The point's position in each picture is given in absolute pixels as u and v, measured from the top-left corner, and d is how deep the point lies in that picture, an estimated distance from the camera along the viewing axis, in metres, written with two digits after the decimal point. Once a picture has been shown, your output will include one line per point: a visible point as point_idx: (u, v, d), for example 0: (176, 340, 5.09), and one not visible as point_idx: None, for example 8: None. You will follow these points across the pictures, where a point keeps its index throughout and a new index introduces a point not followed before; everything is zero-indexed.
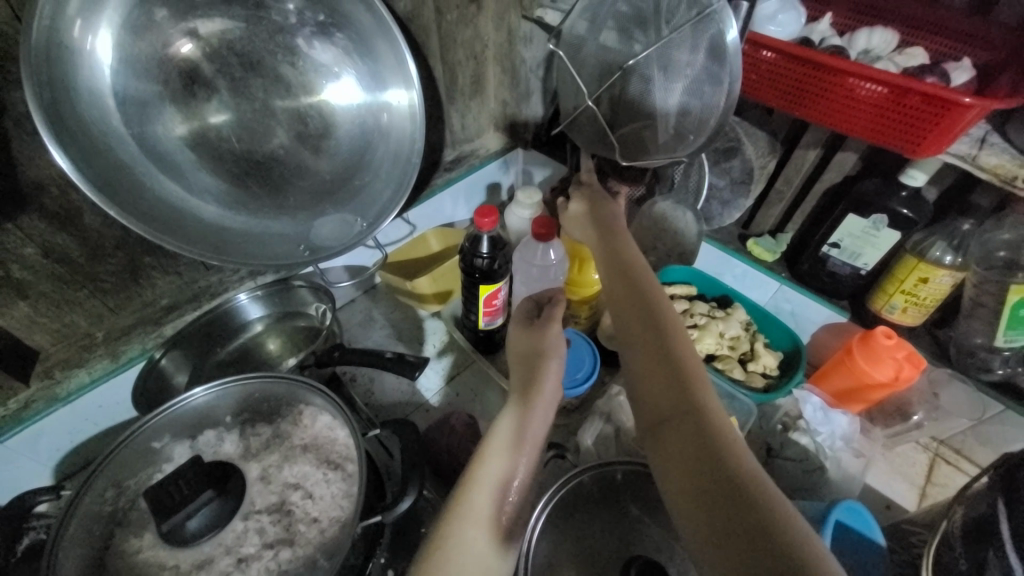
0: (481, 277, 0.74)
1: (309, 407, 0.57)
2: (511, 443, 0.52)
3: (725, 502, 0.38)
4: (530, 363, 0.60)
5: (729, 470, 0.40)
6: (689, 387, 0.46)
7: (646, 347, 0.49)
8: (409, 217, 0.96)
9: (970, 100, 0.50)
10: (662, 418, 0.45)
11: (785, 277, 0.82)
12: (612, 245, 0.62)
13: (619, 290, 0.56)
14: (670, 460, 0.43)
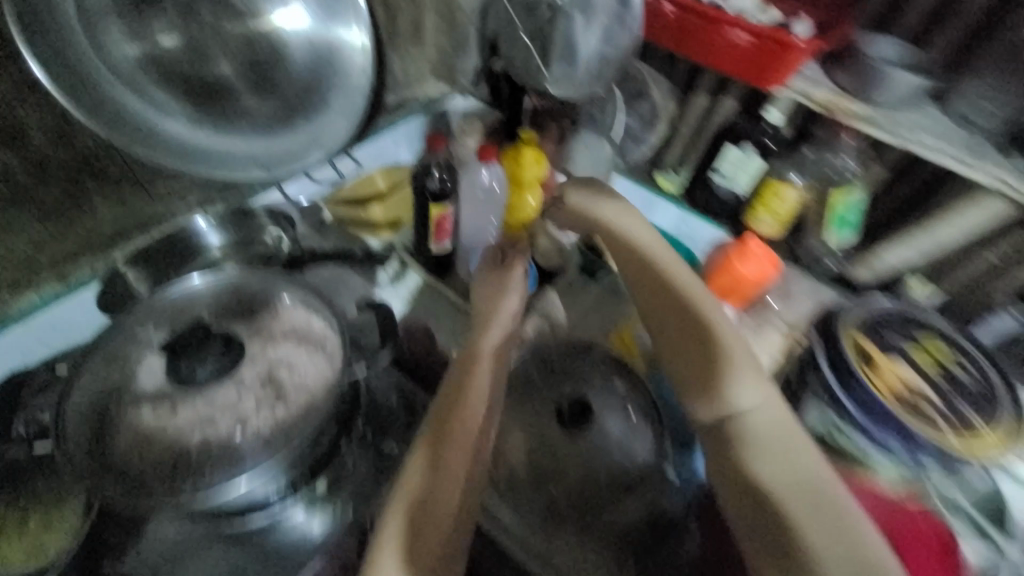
0: (432, 198, 0.87)
1: (287, 303, 0.64)
2: (442, 424, 0.55)
3: (783, 487, 0.50)
4: (474, 360, 0.61)
5: (802, 463, 0.51)
6: (735, 389, 0.57)
7: (695, 367, 0.61)
8: (354, 154, 1.02)
9: (804, 44, 0.70)
10: (721, 418, 0.57)
11: (683, 204, 0.99)
12: (654, 275, 0.68)
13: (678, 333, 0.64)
14: (744, 456, 0.53)
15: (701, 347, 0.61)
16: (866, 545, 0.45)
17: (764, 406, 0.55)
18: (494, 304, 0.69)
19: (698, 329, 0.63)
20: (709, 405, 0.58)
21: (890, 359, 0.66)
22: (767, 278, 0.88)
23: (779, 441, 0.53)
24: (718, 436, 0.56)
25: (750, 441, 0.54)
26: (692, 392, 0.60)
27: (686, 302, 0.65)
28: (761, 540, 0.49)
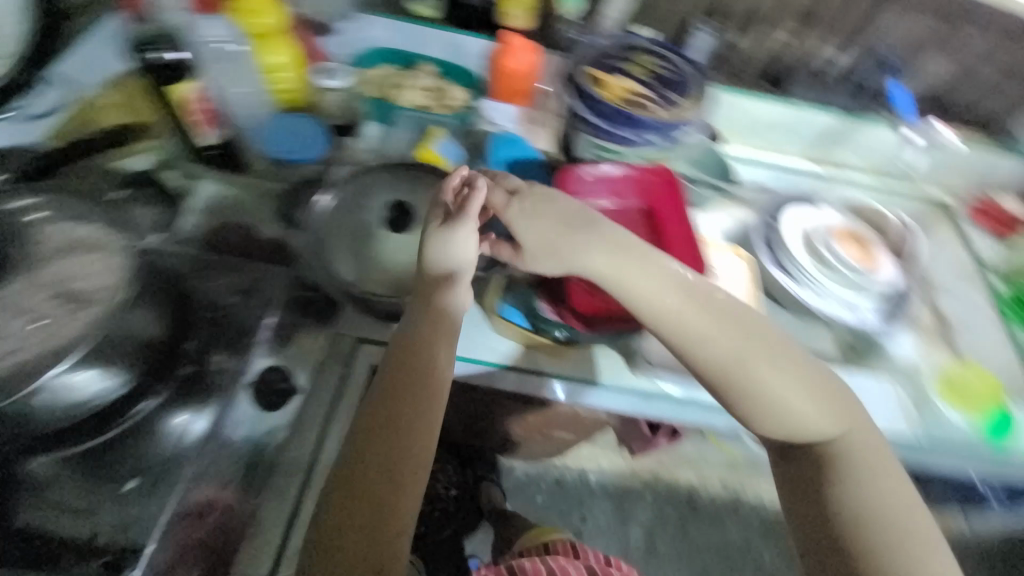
0: (171, 75, 0.77)
1: (29, 214, 0.65)
2: (383, 459, 0.62)
3: (866, 490, 0.62)
4: (399, 383, 0.66)
5: (882, 459, 0.66)
6: (833, 414, 0.68)
7: (808, 414, 0.67)
8: (53, 74, 0.92)
9: None
10: (831, 452, 0.66)
11: (447, 26, 1.09)
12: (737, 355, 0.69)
13: (751, 370, 0.69)
14: (844, 484, 0.64)
15: (814, 399, 0.68)
16: (909, 506, 0.63)
17: (872, 440, 0.67)
18: (445, 261, 0.71)
19: (784, 366, 0.70)
20: (806, 445, 0.67)
21: (614, 76, 0.82)
22: (535, 66, 1.03)
23: (862, 456, 0.65)
24: (828, 462, 0.65)
25: (853, 463, 0.65)
26: (777, 421, 0.68)
27: (754, 344, 0.70)
28: (861, 532, 0.60)
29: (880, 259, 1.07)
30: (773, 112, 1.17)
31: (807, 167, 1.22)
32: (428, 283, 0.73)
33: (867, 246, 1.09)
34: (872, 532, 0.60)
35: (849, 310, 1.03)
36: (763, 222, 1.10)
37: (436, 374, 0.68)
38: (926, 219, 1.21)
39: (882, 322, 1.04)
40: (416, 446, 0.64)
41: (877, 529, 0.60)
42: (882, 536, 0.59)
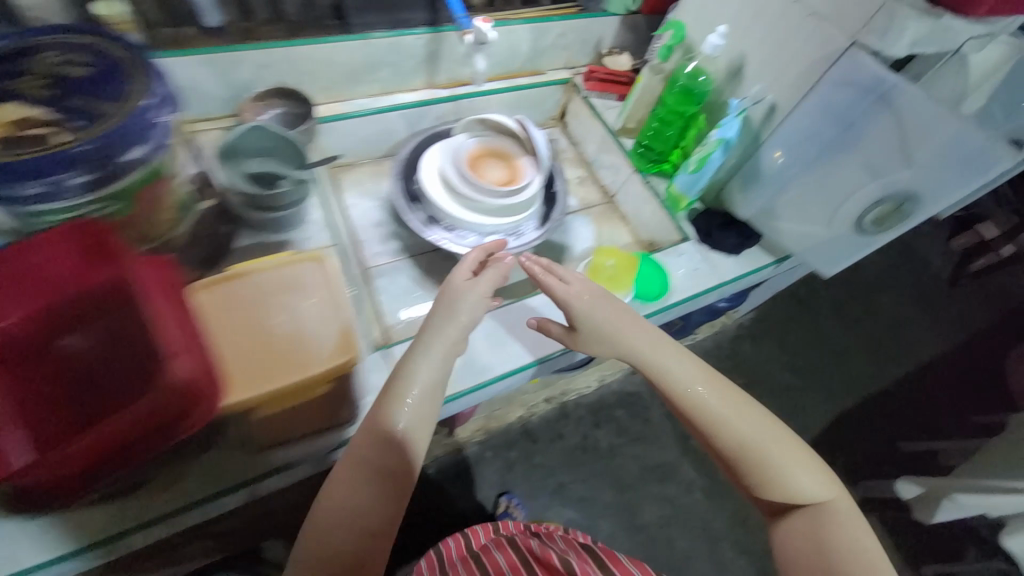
0: None
1: None
2: (377, 476, 0.63)
3: (828, 543, 0.66)
4: (394, 421, 0.64)
5: (852, 527, 0.67)
6: (799, 476, 0.70)
7: (801, 463, 0.70)
8: None
9: None
10: (802, 509, 0.69)
11: None
12: (773, 457, 0.70)
13: (757, 441, 0.71)
14: (831, 535, 0.66)
15: (778, 448, 0.71)
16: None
17: (832, 500, 0.69)
18: (453, 316, 0.72)
19: (746, 410, 0.73)
20: (782, 495, 0.70)
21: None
22: None
23: (835, 520, 0.67)
24: (799, 518, 0.69)
25: (819, 525, 0.68)
26: (772, 478, 0.69)
27: (741, 411, 0.72)
28: (811, 568, 0.66)
29: (523, 164, 1.06)
30: (349, 52, 0.98)
31: (441, 94, 1.15)
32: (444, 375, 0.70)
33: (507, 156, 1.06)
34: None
35: (506, 231, 1.01)
36: (401, 185, 1.03)
37: (418, 405, 0.66)
38: (562, 107, 1.32)
39: (540, 227, 1.03)
40: (391, 476, 0.63)
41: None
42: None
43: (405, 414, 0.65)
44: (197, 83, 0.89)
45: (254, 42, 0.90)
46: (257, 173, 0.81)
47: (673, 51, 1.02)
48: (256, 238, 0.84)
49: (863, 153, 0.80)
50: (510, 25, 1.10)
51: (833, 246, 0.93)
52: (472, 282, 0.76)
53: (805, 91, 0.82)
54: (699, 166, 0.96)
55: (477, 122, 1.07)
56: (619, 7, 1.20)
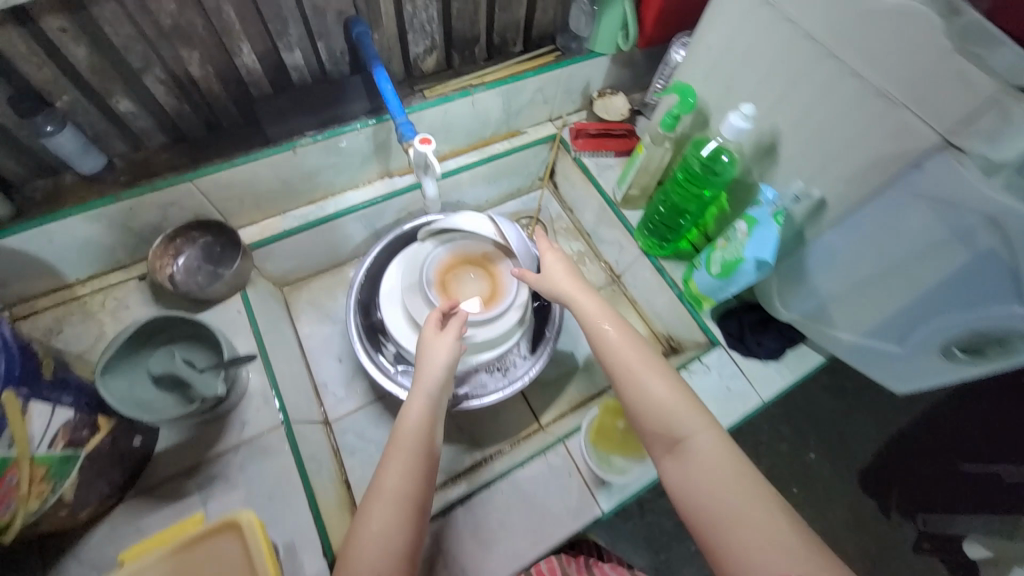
0: None
1: None
2: (398, 497, 0.54)
3: (691, 474, 0.51)
4: (404, 449, 0.57)
5: (719, 447, 0.52)
6: (675, 413, 0.55)
7: (679, 386, 0.57)
8: None
9: None
10: (676, 444, 0.53)
11: None
12: (666, 385, 0.57)
13: (658, 365, 0.59)
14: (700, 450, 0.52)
15: (665, 379, 0.58)
16: (763, 537, 0.45)
17: (709, 434, 0.53)
18: (430, 360, 0.66)
19: (632, 352, 0.60)
20: (652, 434, 0.55)
21: None
22: None
23: (706, 456, 0.51)
24: (674, 453, 0.53)
25: (689, 461, 0.52)
26: (646, 401, 0.56)
27: (648, 362, 0.59)
28: (702, 489, 0.50)
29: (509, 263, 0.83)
30: (274, 167, 0.79)
31: (401, 183, 0.94)
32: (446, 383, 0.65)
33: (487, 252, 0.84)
34: (702, 528, 0.49)
35: (492, 366, 0.82)
36: (359, 313, 0.87)
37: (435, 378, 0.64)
38: (550, 165, 1.11)
39: (532, 353, 0.85)
40: (414, 493, 0.55)
41: (703, 521, 0.49)
42: (711, 529, 0.48)
43: (445, 354, 0.66)
44: (99, 246, 0.75)
45: (149, 181, 0.72)
46: (161, 373, 0.62)
47: (680, 120, 0.78)
48: (186, 435, 0.70)
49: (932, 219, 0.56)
50: (472, 94, 0.88)
51: (907, 365, 0.74)
52: (444, 336, 0.68)
53: (870, 195, 0.61)
54: (726, 275, 0.75)
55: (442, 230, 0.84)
56: (606, 45, 0.93)
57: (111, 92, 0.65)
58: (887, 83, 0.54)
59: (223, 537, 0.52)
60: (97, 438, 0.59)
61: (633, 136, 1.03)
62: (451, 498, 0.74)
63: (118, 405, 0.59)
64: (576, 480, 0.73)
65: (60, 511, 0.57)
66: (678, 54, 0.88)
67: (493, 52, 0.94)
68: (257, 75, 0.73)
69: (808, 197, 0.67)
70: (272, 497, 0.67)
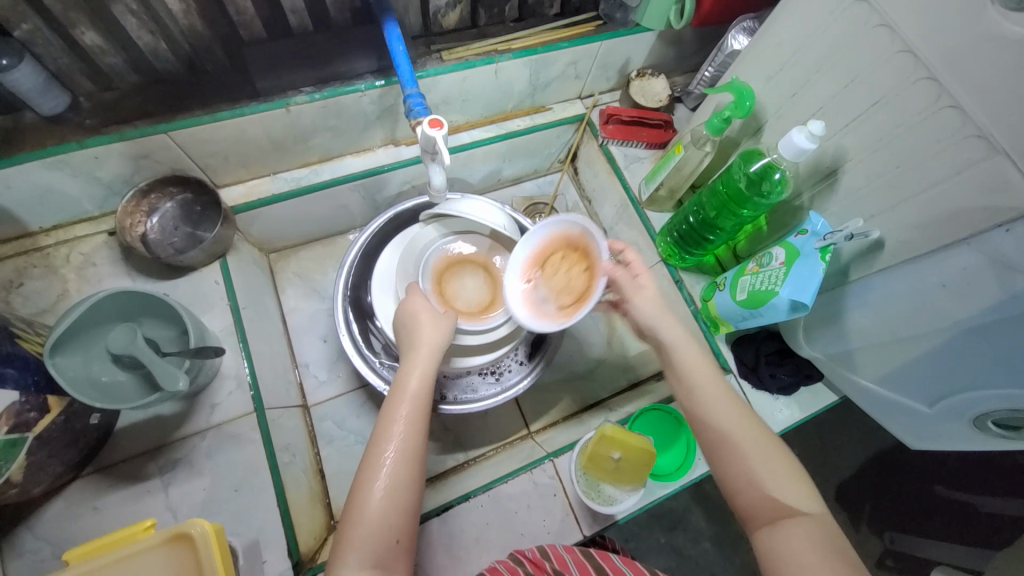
0: None
1: None
2: (409, 456, 0.50)
3: (794, 554, 0.44)
4: (404, 408, 0.52)
5: (823, 533, 0.45)
6: (782, 480, 0.48)
7: (785, 458, 0.50)
8: None
9: None
10: (779, 517, 0.46)
11: None
12: (766, 447, 0.50)
13: (760, 429, 0.51)
14: (807, 532, 0.45)
15: (767, 445, 0.50)
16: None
17: (818, 517, 0.46)
18: (414, 330, 0.61)
19: (737, 407, 0.52)
20: (748, 498, 0.48)
21: None
22: None
23: (814, 539, 0.44)
24: (774, 525, 0.46)
25: (793, 541, 0.45)
26: (753, 465, 0.49)
27: (750, 417, 0.52)
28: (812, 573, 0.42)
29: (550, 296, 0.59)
30: (266, 125, 0.70)
31: (406, 154, 0.85)
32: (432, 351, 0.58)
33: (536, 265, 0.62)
34: None
35: (484, 368, 0.78)
36: (348, 294, 0.80)
37: (427, 348, 0.58)
38: (573, 148, 1.01)
39: (529, 360, 0.80)
40: (407, 452, 0.50)
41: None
42: None
43: (429, 327, 0.60)
44: (62, 196, 0.66)
45: (118, 130, 0.63)
46: (120, 352, 0.56)
47: (730, 123, 0.69)
48: (150, 415, 0.66)
49: (988, 264, 0.49)
50: (496, 62, 0.77)
51: (932, 425, 0.69)
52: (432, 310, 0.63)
53: (934, 251, 0.53)
54: (752, 306, 0.68)
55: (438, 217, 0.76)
56: (655, 20, 0.81)
57: (75, 21, 0.55)
58: (993, 124, 0.45)
59: (175, 547, 0.48)
60: (47, 419, 0.54)
61: (669, 128, 0.91)
62: (429, 505, 0.71)
63: (71, 388, 0.54)
64: (561, 501, 0.69)
65: (6, 493, 0.52)
66: (737, 40, 0.78)
67: (525, 12, 0.82)
68: (249, 16, 0.63)
69: (865, 237, 0.58)
70: (238, 490, 0.63)
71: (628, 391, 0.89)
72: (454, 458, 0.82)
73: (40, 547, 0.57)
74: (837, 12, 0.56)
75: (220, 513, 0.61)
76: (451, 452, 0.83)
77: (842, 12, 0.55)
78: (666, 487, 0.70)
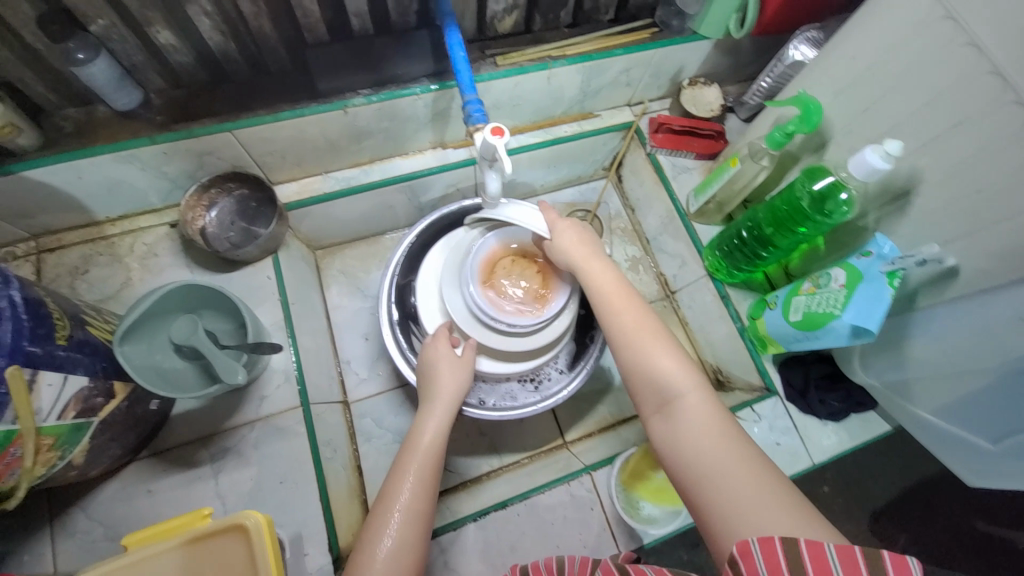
0: None
1: None
2: (415, 513, 0.51)
3: (681, 442, 0.45)
4: (417, 456, 0.55)
5: (711, 419, 0.46)
6: (668, 367, 0.50)
7: (674, 350, 0.51)
8: None
9: None
10: (665, 403, 0.48)
11: None
12: (650, 339, 0.52)
13: (650, 325, 0.54)
14: (690, 420, 0.46)
15: (654, 337, 0.52)
16: (755, 490, 0.40)
17: (702, 393, 0.48)
18: (432, 385, 0.64)
19: (629, 310, 0.55)
20: (641, 390, 0.50)
21: None
22: None
23: (697, 416, 0.46)
24: (663, 412, 0.48)
25: (678, 420, 0.46)
26: (640, 361, 0.51)
27: (641, 320, 0.54)
28: (695, 453, 0.44)
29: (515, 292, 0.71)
30: (323, 126, 0.71)
31: (454, 157, 0.85)
32: (449, 404, 0.62)
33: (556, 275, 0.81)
34: (693, 494, 0.43)
35: (525, 376, 0.77)
36: (391, 294, 0.81)
37: (444, 404, 0.62)
38: (618, 156, 1.00)
39: (569, 368, 0.79)
40: (417, 504, 0.52)
41: (689, 484, 0.44)
42: (700, 491, 0.42)
43: (445, 376, 0.65)
44: (129, 188, 0.69)
45: (186, 127, 0.65)
46: (181, 343, 0.58)
47: (793, 137, 0.67)
48: (202, 403, 0.68)
49: None
50: (550, 68, 0.77)
51: (995, 464, 0.65)
52: (452, 357, 0.67)
53: (1015, 282, 0.51)
54: (807, 328, 0.66)
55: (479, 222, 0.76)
56: (714, 29, 0.79)
57: (150, 20, 0.57)
58: None
59: (232, 536, 0.49)
60: (112, 404, 0.56)
61: (721, 139, 0.89)
62: (464, 509, 0.71)
63: (134, 374, 0.56)
64: (598, 515, 0.69)
65: (68, 473, 0.55)
66: (799, 50, 0.75)
67: (580, 17, 0.81)
68: (314, 18, 0.64)
69: (938, 263, 0.56)
70: (282, 482, 0.64)
71: None
72: (487, 462, 0.83)
73: (93, 528, 0.60)
74: (920, 26, 0.53)
75: (265, 503, 0.63)
76: (484, 456, 0.83)
77: (926, 27, 0.52)
78: None
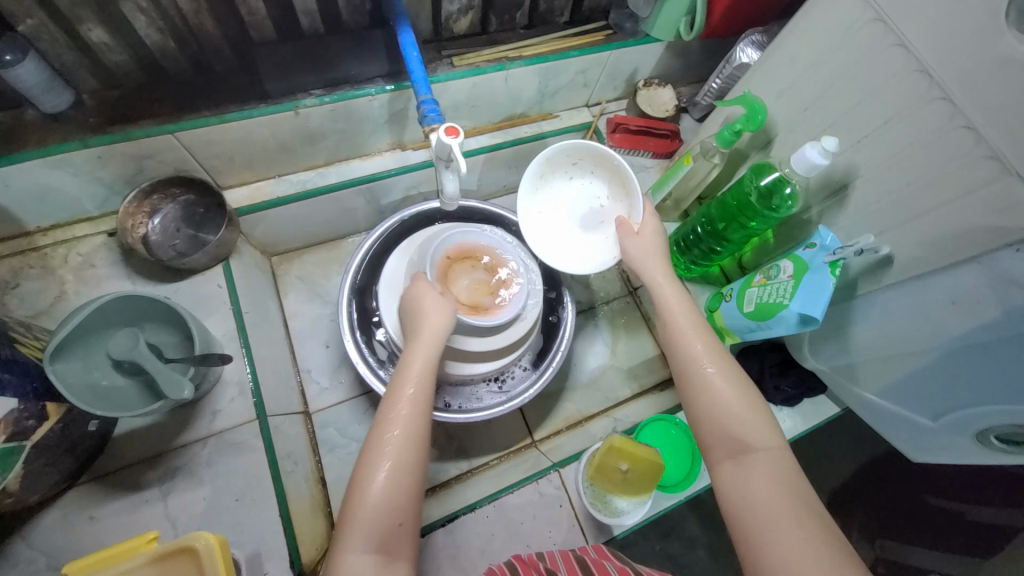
0: None
1: None
2: (411, 438, 0.49)
3: (753, 494, 0.45)
4: (409, 385, 0.52)
5: (784, 474, 0.46)
6: (747, 421, 0.49)
7: (752, 401, 0.51)
8: None
9: None
10: (740, 452, 0.48)
11: None
12: (734, 386, 0.51)
13: (732, 370, 0.53)
14: (762, 471, 0.46)
15: (739, 385, 0.51)
16: (819, 552, 0.41)
17: (777, 451, 0.48)
18: (420, 313, 0.59)
19: (709, 347, 0.54)
20: (713, 433, 0.50)
21: None
22: None
23: (769, 473, 0.46)
24: (735, 460, 0.48)
25: (752, 473, 0.47)
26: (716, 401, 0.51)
27: (722, 362, 0.53)
28: (769, 508, 0.44)
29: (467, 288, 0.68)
30: (274, 127, 0.68)
31: (415, 159, 0.84)
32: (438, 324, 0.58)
33: (560, 243, 0.75)
34: (755, 537, 0.44)
35: (490, 377, 0.77)
36: (354, 299, 0.79)
37: (433, 326, 0.58)
38: None
39: (534, 366, 0.80)
40: (409, 435, 0.49)
41: (753, 526, 0.44)
42: (769, 533, 0.43)
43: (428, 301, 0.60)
44: (60, 196, 0.64)
45: (123, 130, 0.62)
46: (120, 358, 0.55)
47: (740, 136, 0.70)
48: (149, 422, 0.64)
49: (993, 280, 0.50)
50: (507, 69, 0.77)
51: (935, 439, 0.70)
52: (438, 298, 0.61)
53: (943, 268, 0.54)
54: (759, 317, 0.69)
55: (588, 152, 0.72)
56: (665, 31, 0.81)
57: (80, 18, 0.54)
58: (1004, 145, 0.46)
59: (184, 559, 0.46)
60: (45, 427, 0.52)
61: (676, 138, 0.91)
62: (433, 515, 0.70)
63: (69, 394, 0.53)
64: (566, 511, 0.70)
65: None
66: (745, 53, 0.79)
67: (535, 19, 0.82)
68: (260, 17, 0.62)
69: (874, 253, 0.60)
70: (239, 499, 0.61)
71: (632, 400, 0.89)
72: (457, 466, 0.82)
73: (36, 558, 0.55)
74: (852, 29, 0.56)
75: (220, 523, 0.60)
76: (454, 460, 0.82)
77: (858, 30, 0.56)
78: (669, 499, 0.71)
